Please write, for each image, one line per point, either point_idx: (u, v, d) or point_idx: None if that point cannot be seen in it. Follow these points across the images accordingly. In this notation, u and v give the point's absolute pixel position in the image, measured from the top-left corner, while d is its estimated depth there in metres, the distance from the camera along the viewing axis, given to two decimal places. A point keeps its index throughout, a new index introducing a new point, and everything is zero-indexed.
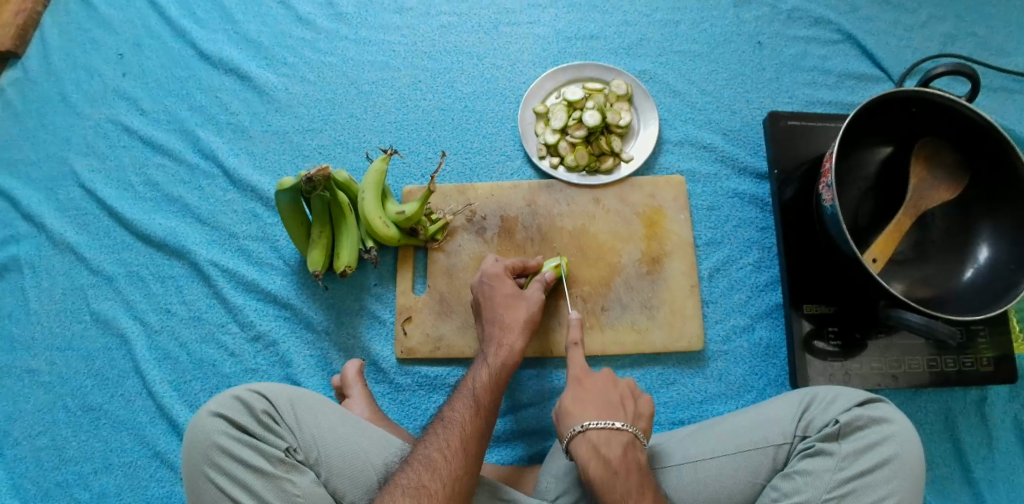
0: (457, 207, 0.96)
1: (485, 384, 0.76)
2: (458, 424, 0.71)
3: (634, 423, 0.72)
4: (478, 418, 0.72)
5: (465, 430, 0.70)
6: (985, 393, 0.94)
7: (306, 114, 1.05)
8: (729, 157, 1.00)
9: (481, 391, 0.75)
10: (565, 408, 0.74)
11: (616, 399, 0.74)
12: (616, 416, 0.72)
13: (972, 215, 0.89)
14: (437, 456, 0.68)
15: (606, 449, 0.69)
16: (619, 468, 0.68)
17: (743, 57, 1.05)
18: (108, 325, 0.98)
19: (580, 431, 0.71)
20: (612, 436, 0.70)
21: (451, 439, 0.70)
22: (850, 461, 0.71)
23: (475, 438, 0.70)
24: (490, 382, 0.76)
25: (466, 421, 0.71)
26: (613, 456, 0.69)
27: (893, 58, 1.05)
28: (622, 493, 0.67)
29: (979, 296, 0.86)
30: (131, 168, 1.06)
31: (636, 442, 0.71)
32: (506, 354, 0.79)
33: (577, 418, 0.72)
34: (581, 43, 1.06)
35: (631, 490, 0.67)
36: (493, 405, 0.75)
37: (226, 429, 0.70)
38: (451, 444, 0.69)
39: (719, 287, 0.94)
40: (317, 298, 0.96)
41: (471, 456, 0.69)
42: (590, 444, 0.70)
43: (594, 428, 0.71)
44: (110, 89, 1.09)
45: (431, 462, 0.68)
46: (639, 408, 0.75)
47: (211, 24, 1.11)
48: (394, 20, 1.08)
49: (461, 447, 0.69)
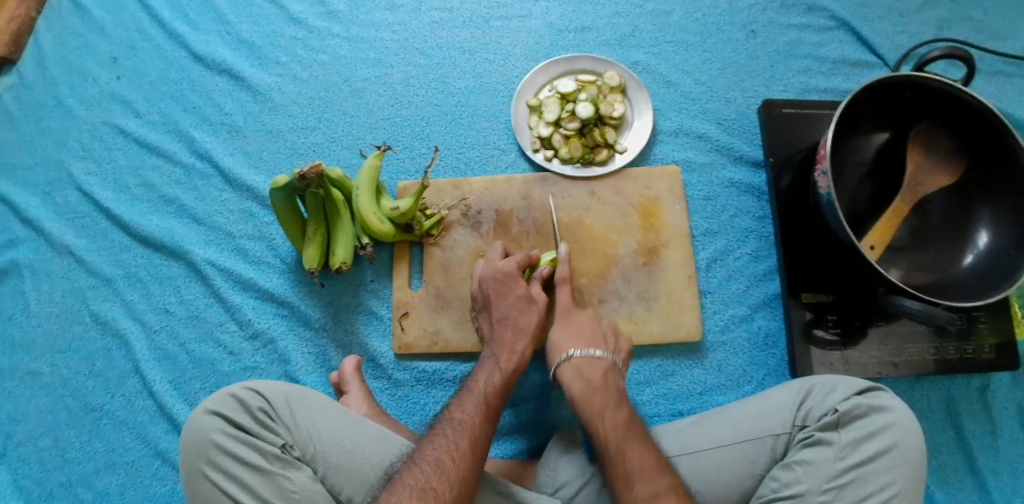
0: (452, 202, 0.96)
1: (495, 389, 0.76)
2: (466, 426, 0.71)
3: (615, 355, 0.82)
4: (485, 422, 0.72)
5: (473, 433, 0.70)
6: (987, 379, 0.94)
7: (299, 113, 1.05)
8: (725, 147, 0.99)
9: (491, 395, 0.75)
10: (551, 343, 0.84)
11: (599, 334, 0.84)
12: (597, 346, 0.83)
13: (970, 200, 0.89)
14: (446, 458, 0.67)
15: (588, 371, 0.79)
16: (599, 387, 0.78)
17: (737, 46, 1.04)
18: (107, 326, 0.98)
19: (566, 358, 0.81)
20: (594, 361, 0.81)
21: (461, 441, 0.69)
22: (850, 451, 0.71)
23: (482, 441, 0.70)
24: (501, 387, 0.77)
25: (476, 424, 0.71)
26: (594, 378, 0.79)
27: (888, 44, 1.04)
28: (603, 404, 0.75)
29: (979, 282, 0.85)
30: (127, 170, 1.06)
31: (617, 370, 0.81)
32: (517, 357, 0.80)
33: (563, 346, 0.83)
34: (574, 36, 1.05)
35: (610, 402, 0.76)
36: (499, 410, 0.75)
37: (224, 426, 0.70)
38: (460, 446, 0.68)
39: (716, 277, 0.94)
40: (314, 296, 0.96)
41: (479, 460, 0.68)
42: (573, 365, 0.80)
43: (578, 355, 0.81)
44: (105, 92, 1.10)
45: (440, 463, 0.66)
46: (620, 344, 0.85)
47: (204, 25, 1.11)
48: (386, 16, 1.08)
49: (469, 450, 0.68)
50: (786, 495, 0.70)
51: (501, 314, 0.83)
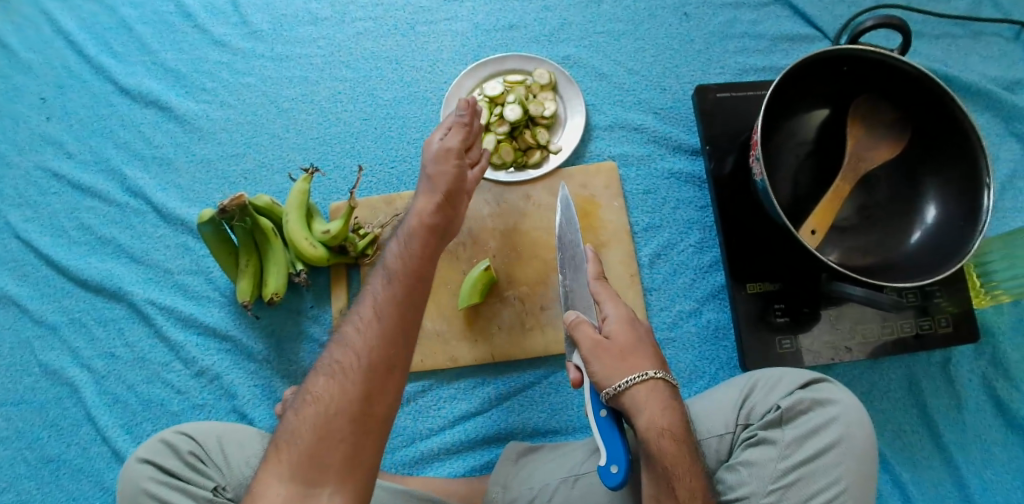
0: (385, 219, 0.94)
1: (398, 252, 0.64)
2: (370, 296, 0.62)
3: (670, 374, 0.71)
4: (392, 285, 0.61)
5: (377, 301, 0.60)
6: (949, 352, 0.91)
7: (229, 140, 1.02)
8: (662, 137, 0.96)
9: (394, 258, 0.63)
10: (623, 351, 0.67)
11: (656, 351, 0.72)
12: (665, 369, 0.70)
13: (917, 173, 0.85)
14: (350, 331, 0.60)
15: (676, 405, 0.67)
16: (685, 428, 0.66)
17: (670, 30, 1.00)
18: (56, 375, 0.97)
19: (655, 379, 0.66)
20: (675, 390, 0.68)
21: (364, 313, 0.60)
22: (793, 449, 0.68)
23: (389, 305, 0.60)
24: (417, 247, 0.64)
25: (378, 292, 0.61)
26: (678, 413, 0.67)
27: (826, 14, 1.00)
28: (687, 449, 0.65)
29: (927, 259, 0.82)
30: (63, 214, 1.04)
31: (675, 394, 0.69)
32: (421, 211, 0.67)
33: (642, 362, 0.67)
34: (501, 35, 1.02)
35: (688, 444, 0.66)
36: (412, 267, 0.62)
37: (154, 474, 0.70)
38: (365, 317, 0.60)
39: (661, 273, 0.91)
40: (255, 327, 0.94)
41: (387, 324, 0.59)
42: (666, 393, 0.66)
43: (665, 380, 0.67)
44: (35, 134, 1.08)
45: (343, 340, 0.59)
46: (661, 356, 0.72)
47: (128, 57, 1.09)
48: (310, 31, 1.05)
49: (374, 317, 0.59)
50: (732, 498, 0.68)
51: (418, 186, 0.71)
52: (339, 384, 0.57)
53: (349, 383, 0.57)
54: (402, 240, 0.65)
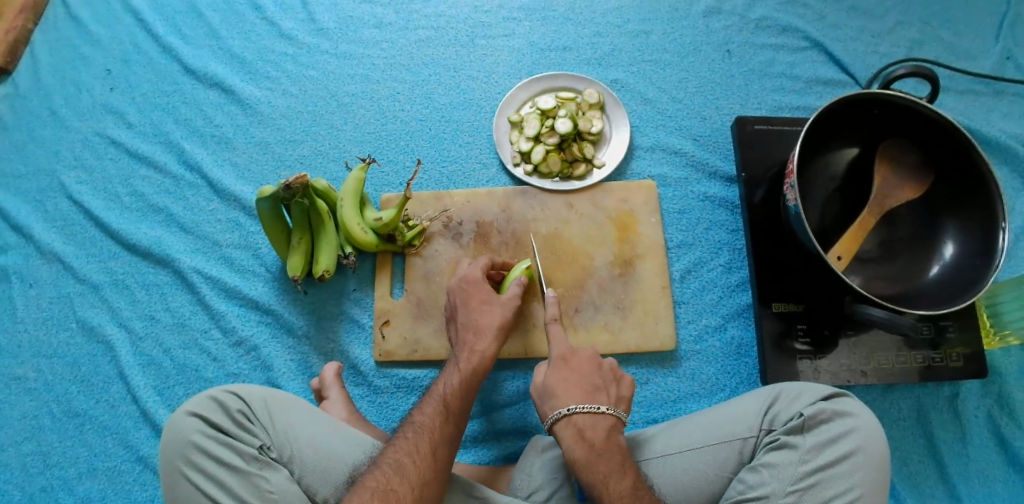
0: (433, 213, 0.99)
1: (454, 389, 0.78)
2: (427, 429, 0.73)
3: (616, 406, 0.78)
4: (447, 423, 0.74)
5: (433, 437, 0.73)
6: (957, 388, 0.96)
7: (288, 126, 1.08)
8: (699, 162, 1.02)
9: (451, 395, 0.77)
10: (549, 389, 0.79)
11: (600, 383, 0.79)
12: (598, 399, 0.78)
13: (936, 213, 0.92)
14: (407, 462, 0.70)
15: (591, 432, 0.74)
16: (602, 451, 0.73)
17: (713, 65, 1.08)
18: (93, 332, 1.00)
19: (566, 415, 0.75)
20: (597, 418, 0.76)
21: (421, 445, 0.72)
22: (814, 455, 0.72)
23: (443, 445, 0.72)
24: (459, 383, 0.79)
25: (434, 425, 0.74)
26: (597, 439, 0.74)
27: (858, 64, 1.08)
28: (606, 470, 0.71)
29: (944, 291, 0.88)
30: (117, 179, 1.08)
31: (619, 426, 0.77)
32: (479, 343, 0.82)
33: (561, 401, 0.77)
34: (555, 55, 1.09)
35: (614, 466, 0.72)
36: (463, 409, 0.77)
37: (203, 428, 0.72)
38: (420, 449, 0.71)
39: (690, 288, 0.96)
40: (297, 303, 0.98)
41: (440, 462, 0.71)
42: (574, 425, 0.75)
43: (580, 412, 0.75)
44: (97, 103, 1.13)
45: (400, 467, 0.69)
46: (620, 392, 0.81)
47: (196, 40, 1.15)
48: (374, 34, 1.12)
49: (431, 452, 0.71)
50: (752, 497, 0.71)
51: (465, 320, 0.85)
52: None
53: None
54: (447, 376, 0.80)
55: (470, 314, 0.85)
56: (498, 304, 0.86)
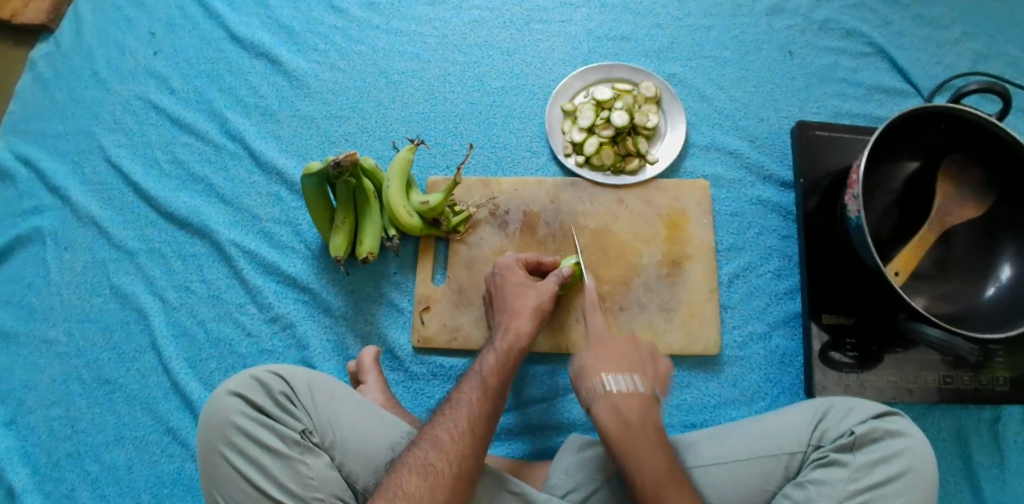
0: (480, 200, 0.97)
1: (492, 367, 0.76)
2: (465, 405, 0.71)
3: (652, 384, 0.73)
4: (486, 399, 0.72)
5: (472, 412, 0.71)
6: (998, 412, 0.94)
7: (333, 101, 1.05)
8: (754, 165, 1.00)
9: (489, 374, 0.75)
10: (583, 366, 0.74)
11: (638, 360, 0.75)
12: (637, 374, 0.73)
13: (994, 234, 0.89)
14: (445, 437, 0.68)
15: (626, 408, 0.70)
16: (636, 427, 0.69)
17: (773, 66, 1.05)
18: (127, 299, 0.99)
19: (602, 391, 0.71)
20: (632, 395, 0.71)
21: (459, 420, 0.70)
22: (864, 473, 0.70)
23: (482, 421, 0.70)
24: (493, 363, 0.76)
25: (473, 401, 0.72)
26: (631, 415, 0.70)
27: (923, 74, 1.05)
28: (641, 451, 0.67)
29: (999, 314, 0.86)
30: (157, 146, 1.06)
31: (655, 402, 0.72)
32: (518, 325, 0.80)
33: (598, 372, 0.73)
34: (612, 44, 1.06)
35: (648, 446, 0.68)
36: (502, 386, 0.74)
37: (243, 408, 0.70)
38: (459, 424, 0.70)
39: (737, 293, 0.94)
40: (336, 283, 0.97)
41: (479, 438, 0.69)
42: (611, 403, 0.70)
43: (617, 388, 0.71)
44: (140, 66, 1.10)
45: (437, 442, 0.68)
46: (659, 369, 0.77)
47: (244, 7, 1.12)
48: (427, 11, 1.09)
49: (469, 427, 0.69)
50: None
51: (501, 305, 0.83)
52: (429, 486, 0.65)
53: (437, 489, 0.65)
54: (481, 357, 0.78)
55: (504, 298, 0.84)
56: (534, 289, 0.84)
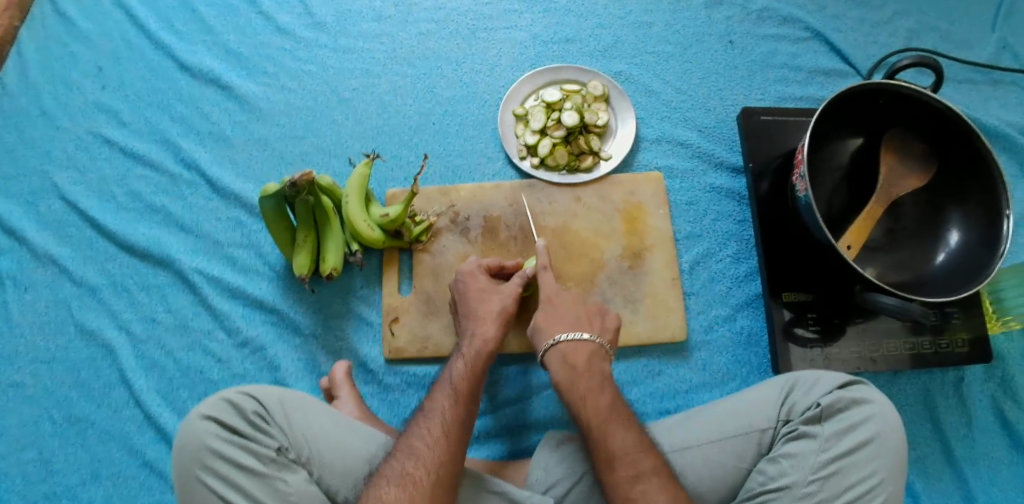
0: (440, 208, 0.98)
1: (462, 373, 0.76)
2: (438, 413, 0.72)
3: (619, 404, 0.75)
4: (459, 405, 0.73)
5: (445, 419, 0.71)
6: (961, 373, 0.96)
7: (288, 122, 1.06)
8: (705, 153, 1.02)
9: (459, 379, 0.76)
10: (559, 397, 0.76)
11: (600, 380, 0.77)
12: (603, 394, 0.75)
13: (941, 202, 0.92)
14: (420, 446, 0.69)
15: (600, 419, 0.72)
16: (613, 450, 0.70)
17: (715, 57, 1.08)
18: (93, 336, 0.97)
19: (575, 417, 0.73)
20: (600, 405, 0.74)
21: (433, 428, 0.70)
22: (833, 442, 0.72)
23: (456, 427, 0.71)
24: (462, 370, 0.77)
25: (445, 408, 0.73)
26: (607, 439, 0.71)
27: (860, 54, 1.09)
28: (620, 467, 0.69)
29: (951, 279, 0.88)
30: (113, 180, 1.06)
31: (628, 414, 0.74)
32: (482, 328, 0.81)
33: (572, 403, 0.74)
34: (558, 47, 1.08)
35: (628, 462, 0.69)
36: (473, 391, 0.75)
37: (217, 430, 0.70)
38: (433, 432, 0.70)
39: (699, 279, 0.96)
40: (304, 302, 0.97)
41: (455, 444, 0.69)
42: (585, 429, 0.72)
43: (589, 415, 0.73)
44: (90, 102, 1.10)
45: (413, 452, 0.68)
46: (618, 384, 0.78)
47: (191, 36, 1.13)
48: (373, 28, 1.10)
49: (443, 434, 0.70)
50: (774, 487, 0.71)
51: (465, 310, 0.84)
52: (408, 496, 0.65)
53: (416, 497, 0.65)
54: (451, 365, 0.78)
55: (468, 303, 0.85)
56: (496, 292, 0.85)
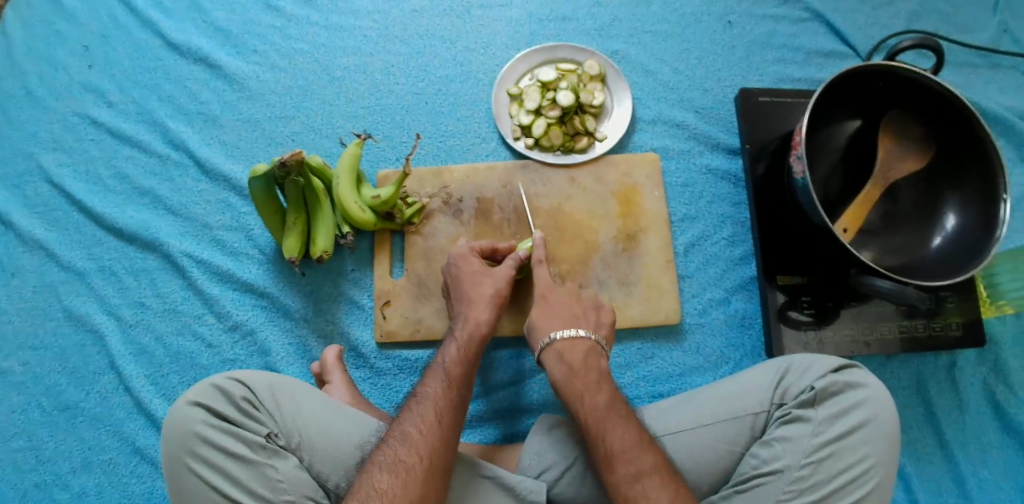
0: (433, 190, 0.96)
1: (454, 357, 0.76)
2: (430, 398, 0.71)
3: (596, 333, 0.80)
4: (451, 391, 0.72)
5: (438, 405, 0.70)
6: (954, 358, 0.96)
7: (278, 102, 1.04)
8: (702, 135, 1.01)
9: (452, 364, 0.75)
10: (533, 324, 0.81)
11: (579, 311, 0.82)
12: (579, 326, 0.80)
13: (938, 185, 0.92)
14: (413, 432, 0.68)
15: (570, 354, 0.77)
16: (580, 370, 0.76)
17: (714, 36, 1.06)
18: (81, 321, 0.96)
19: (548, 342, 0.78)
20: (575, 344, 0.78)
21: (425, 414, 0.70)
22: (826, 427, 0.72)
23: (449, 412, 0.70)
24: (454, 354, 0.76)
25: (437, 392, 0.72)
26: (574, 361, 0.77)
27: (860, 35, 1.07)
28: (584, 387, 0.73)
29: (947, 263, 0.88)
30: (100, 162, 1.04)
31: (599, 350, 0.79)
32: (474, 311, 0.80)
33: (546, 329, 0.80)
34: (554, 25, 1.06)
35: (591, 384, 0.74)
36: (466, 376, 0.75)
37: (206, 418, 0.69)
38: (426, 418, 0.69)
39: (694, 262, 0.96)
40: (294, 286, 0.96)
41: (448, 430, 0.69)
42: (556, 351, 0.77)
43: (562, 339, 0.78)
44: (75, 81, 1.07)
45: (405, 438, 0.68)
46: (601, 319, 0.83)
47: (178, 13, 1.10)
48: (365, 5, 1.08)
49: (436, 419, 0.69)
50: (767, 471, 0.71)
51: (458, 295, 0.83)
52: (401, 483, 0.64)
53: (409, 483, 0.64)
54: (443, 349, 0.78)
55: (461, 287, 0.84)
56: (489, 276, 0.84)
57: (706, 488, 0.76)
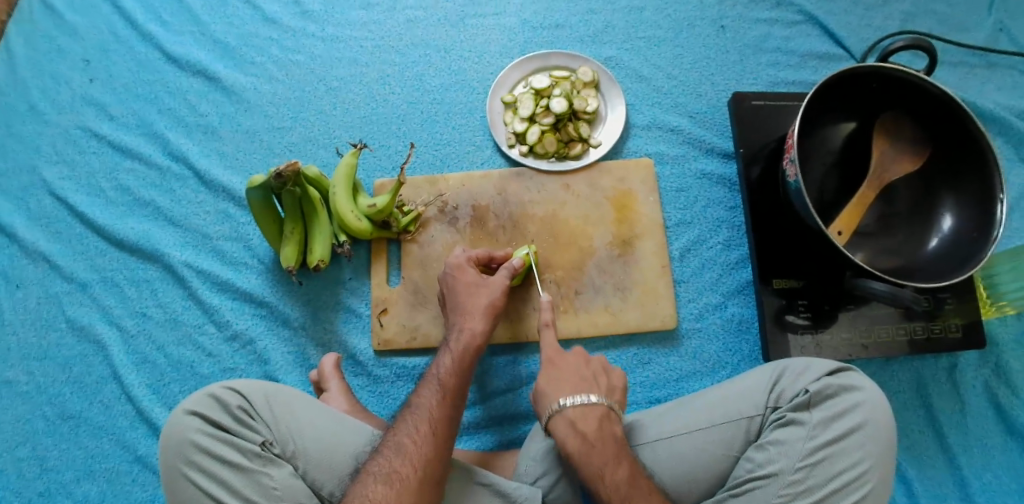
0: (428, 198, 0.97)
1: (449, 368, 0.76)
2: (425, 409, 0.72)
3: (608, 397, 0.73)
4: (445, 401, 0.72)
5: (432, 415, 0.71)
6: (955, 360, 0.96)
7: (275, 113, 1.05)
8: (696, 139, 1.01)
9: (446, 375, 0.75)
10: (540, 391, 0.75)
11: (589, 374, 0.75)
12: (591, 390, 0.73)
13: (934, 186, 0.91)
14: (407, 442, 0.68)
15: (582, 423, 0.70)
16: (595, 441, 0.69)
17: (707, 41, 1.06)
18: (84, 331, 0.97)
19: (557, 410, 0.72)
20: (587, 409, 0.71)
21: (420, 425, 0.70)
22: (821, 430, 0.71)
23: (443, 423, 0.70)
24: (449, 364, 0.77)
25: (431, 403, 0.72)
26: (588, 429, 0.70)
27: (854, 37, 1.07)
28: (601, 462, 0.68)
29: (943, 264, 0.88)
30: (101, 174, 1.05)
31: (612, 415, 0.72)
32: (468, 320, 0.81)
33: (554, 396, 0.73)
34: (547, 33, 1.07)
35: (609, 458, 0.68)
36: (461, 386, 0.75)
37: (201, 426, 0.70)
38: (420, 429, 0.70)
39: (690, 267, 0.96)
40: (292, 295, 0.96)
41: (443, 441, 0.69)
42: (567, 420, 0.70)
43: (573, 406, 0.71)
44: (77, 95, 1.09)
45: (400, 449, 0.68)
46: (612, 383, 0.76)
47: (177, 27, 1.11)
48: (361, 15, 1.09)
49: (430, 430, 0.69)
50: (761, 475, 0.71)
51: (452, 303, 0.84)
52: (395, 493, 0.64)
53: (404, 494, 0.65)
54: (438, 360, 0.78)
55: (455, 296, 0.84)
56: (484, 284, 0.85)
57: (702, 493, 0.76)
